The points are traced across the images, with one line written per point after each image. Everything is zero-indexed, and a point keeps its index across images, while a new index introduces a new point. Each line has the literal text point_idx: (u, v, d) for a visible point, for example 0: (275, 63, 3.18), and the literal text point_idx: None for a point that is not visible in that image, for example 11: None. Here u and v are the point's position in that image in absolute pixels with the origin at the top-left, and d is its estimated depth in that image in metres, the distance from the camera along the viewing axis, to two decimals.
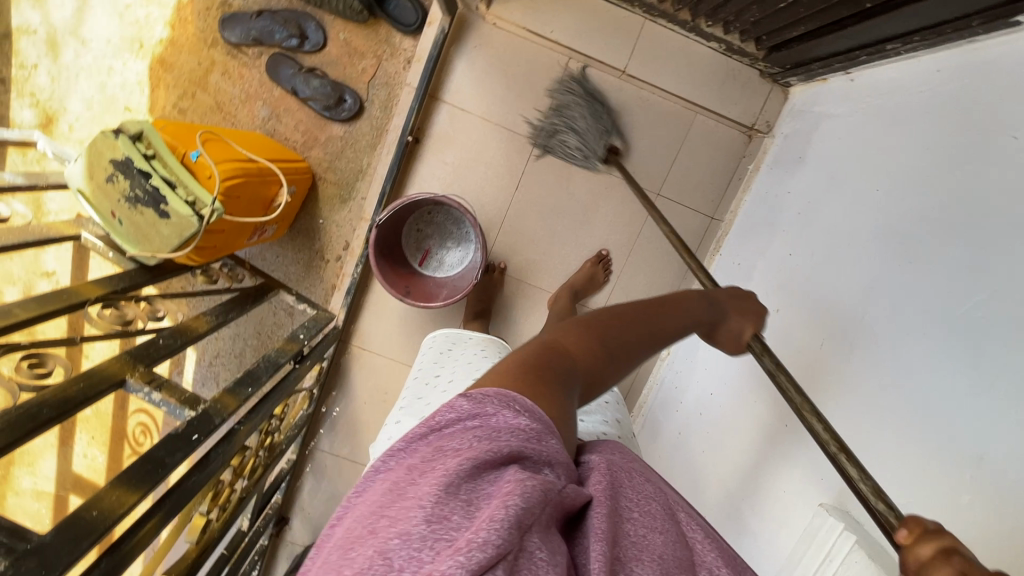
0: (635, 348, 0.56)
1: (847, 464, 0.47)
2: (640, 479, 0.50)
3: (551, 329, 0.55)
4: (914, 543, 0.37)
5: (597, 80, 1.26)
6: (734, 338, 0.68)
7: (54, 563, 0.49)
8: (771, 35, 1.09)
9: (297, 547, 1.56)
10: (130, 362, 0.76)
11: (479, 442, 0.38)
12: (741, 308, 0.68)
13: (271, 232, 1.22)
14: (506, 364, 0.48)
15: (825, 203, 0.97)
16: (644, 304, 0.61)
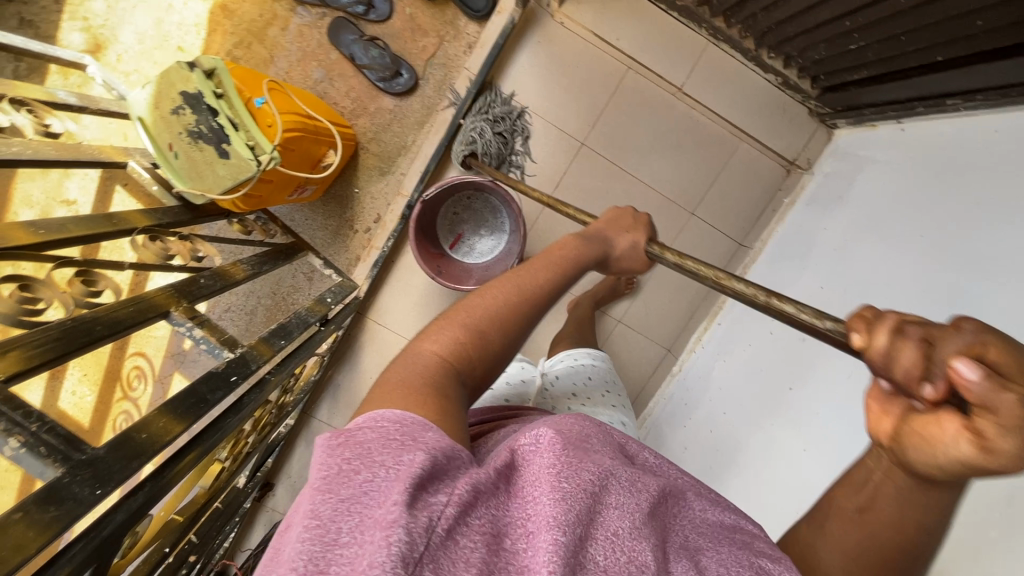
0: (511, 318, 0.58)
1: (809, 318, 0.52)
2: (595, 444, 0.45)
3: (415, 339, 0.56)
4: (872, 338, 0.39)
5: (651, 93, 1.28)
6: (631, 250, 0.75)
7: (107, 477, 0.48)
8: (830, 75, 1.12)
9: (277, 515, 1.53)
10: (175, 296, 0.74)
11: (348, 471, 0.36)
12: (621, 230, 0.76)
13: (309, 192, 1.21)
14: (376, 390, 0.49)
15: (863, 242, 1.00)
16: (508, 279, 0.62)
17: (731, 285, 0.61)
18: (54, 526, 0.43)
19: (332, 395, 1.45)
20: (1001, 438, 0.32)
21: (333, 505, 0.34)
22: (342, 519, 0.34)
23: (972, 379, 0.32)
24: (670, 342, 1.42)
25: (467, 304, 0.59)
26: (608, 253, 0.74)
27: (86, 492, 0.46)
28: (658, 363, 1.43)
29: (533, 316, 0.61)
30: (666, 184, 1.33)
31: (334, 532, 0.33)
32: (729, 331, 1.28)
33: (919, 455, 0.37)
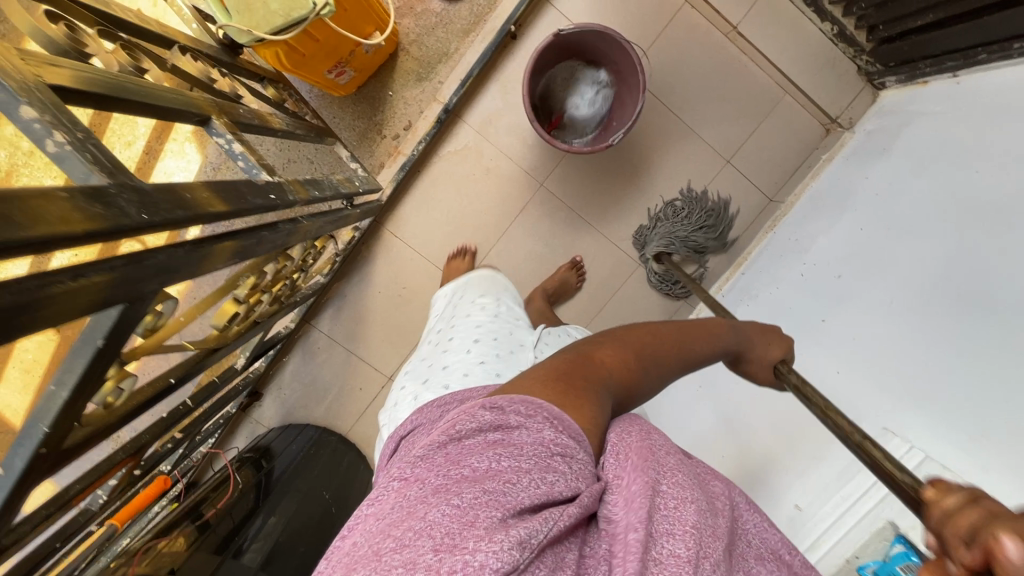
0: (666, 367, 0.63)
1: (893, 468, 0.51)
2: (663, 451, 0.48)
3: (585, 345, 0.59)
4: (944, 498, 0.40)
5: (704, 30, 1.27)
6: (763, 359, 0.78)
7: (155, 209, 0.43)
8: (890, 24, 1.12)
9: (260, 428, 1.47)
10: (215, 107, 0.69)
11: (500, 466, 0.40)
12: (768, 342, 0.79)
13: (347, 78, 1.16)
14: (541, 371, 0.51)
15: (908, 185, 0.98)
16: (675, 329, 0.68)
17: (834, 417, 0.61)
18: (102, 222, 0.37)
19: (336, 306, 1.40)
20: None
21: (479, 488, 0.38)
22: (477, 510, 0.36)
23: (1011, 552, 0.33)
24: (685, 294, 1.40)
25: (627, 333, 0.63)
26: (749, 350, 0.77)
27: (134, 212, 0.41)
28: (671, 312, 1.40)
29: (673, 375, 0.65)
30: (706, 127, 1.32)
31: (471, 516, 0.36)
32: (753, 278, 1.26)
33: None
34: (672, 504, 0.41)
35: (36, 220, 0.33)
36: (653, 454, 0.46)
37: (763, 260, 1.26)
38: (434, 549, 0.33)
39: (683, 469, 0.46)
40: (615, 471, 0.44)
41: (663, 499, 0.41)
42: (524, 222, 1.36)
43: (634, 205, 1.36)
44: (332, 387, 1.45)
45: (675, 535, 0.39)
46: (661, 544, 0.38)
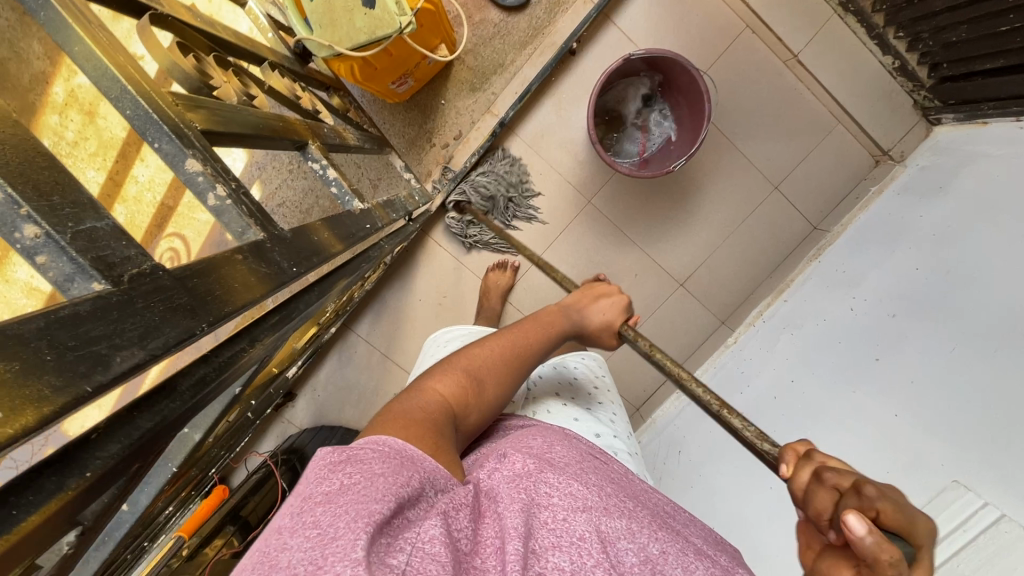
0: (505, 373, 0.65)
1: (754, 439, 0.59)
2: (560, 471, 0.53)
3: (419, 380, 0.61)
4: None
5: (762, 56, 1.28)
6: (602, 324, 0.81)
7: (299, 259, 0.55)
8: (955, 64, 1.12)
9: (291, 429, 1.45)
10: (312, 130, 0.72)
11: (358, 479, 0.39)
12: (597, 299, 0.83)
13: (406, 87, 1.16)
14: (381, 420, 0.52)
15: (969, 226, 0.97)
16: (506, 336, 0.69)
17: (692, 386, 0.67)
18: (266, 282, 0.50)
19: (375, 310, 1.40)
20: None
21: (335, 508, 0.36)
22: (339, 527, 0.35)
23: (860, 533, 0.41)
24: (726, 315, 1.43)
25: (461, 355, 0.65)
26: (583, 328, 0.80)
27: (285, 265, 0.53)
28: (710, 333, 1.44)
29: (522, 376, 0.68)
30: (757, 152, 1.33)
31: (330, 534, 0.34)
32: (796, 307, 1.25)
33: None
34: (560, 514, 0.47)
35: (227, 291, 0.45)
36: (539, 468, 0.52)
37: (808, 287, 1.26)
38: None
39: (578, 482, 0.52)
40: (498, 482, 0.49)
41: (547, 512, 0.47)
42: (569, 237, 1.36)
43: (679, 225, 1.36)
44: (367, 391, 1.45)
45: (558, 548, 0.44)
46: (543, 545, 0.44)
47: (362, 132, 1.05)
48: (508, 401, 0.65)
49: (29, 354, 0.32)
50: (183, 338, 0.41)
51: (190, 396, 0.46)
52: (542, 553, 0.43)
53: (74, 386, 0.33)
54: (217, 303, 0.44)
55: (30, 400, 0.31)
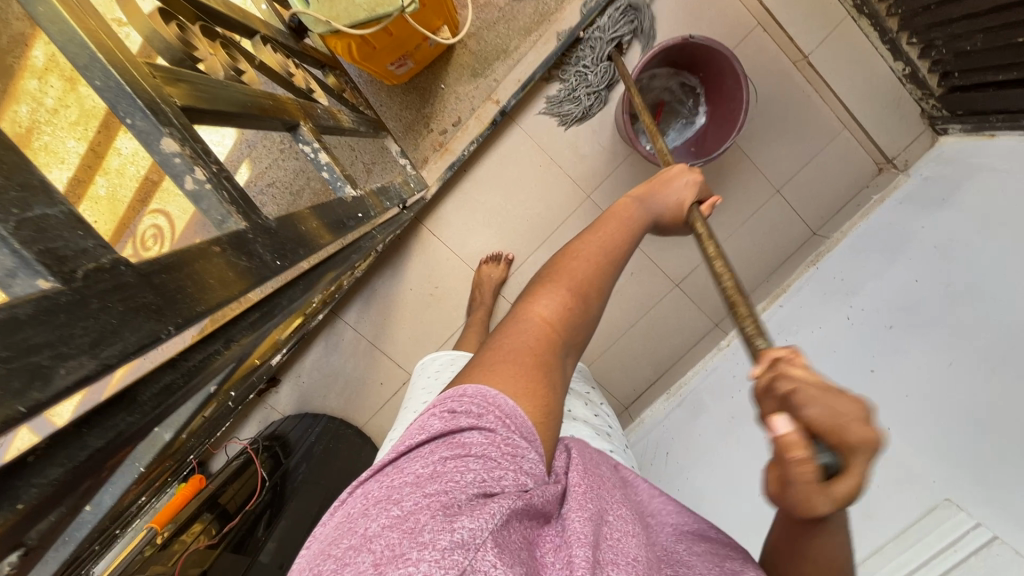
0: (607, 280, 0.63)
1: (792, 345, 0.51)
2: (612, 484, 0.53)
3: (521, 299, 0.61)
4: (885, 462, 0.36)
5: (772, 55, 1.25)
6: (678, 210, 0.74)
7: (280, 249, 0.55)
8: (966, 73, 1.10)
9: (274, 414, 1.43)
10: (305, 110, 0.69)
11: (453, 466, 0.41)
12: (681, 177, 0.75)
13: (404, 69, 1.12)
14: (487, 358, 0.52)
15: (970, 240, 0.96)
16: (593, 245, 0.65)
17: (746, 285, 0.59)
18: (246, 277, 0.49)
19: (364, 297, 1.36)
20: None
21: (421, 493, 0.39)
22: (418, 515, 0.37)
23: (780, 433, 0.37)
24: (719, 317, 1.43)
25: (553, 268, 0.63)
26: (664, 211, 0.74)
27: (268, 259, 0.53)
28: (704, 335, 1.44)
29: (619, 277, 0.66)
30: (761, 153, 1.31)
31: (412, 523, 0.37)
32: (791, 313, 1.24)
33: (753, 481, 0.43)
34: (619, 533, 0.46)
35: (200, 288, 0.44)
36: (602, 481, 0.51)
37: (804, 294, 1.25)
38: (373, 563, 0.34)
39: (627, 505, 0.51)
40: (572, 484, 0.48)
41: (610, 528, 0.46)
42: (565, 232, 1.33)
43: None
44: (353, 380, 1.42)
45: (617, 564, 0.43)
46: (608, 559, 0.43)
47: (358, 114, 1.01)
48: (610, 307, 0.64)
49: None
50: (144, 342, 0.39)
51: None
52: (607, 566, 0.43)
53: (4, 407, 0.31)
54: (188, 301, 0.43)
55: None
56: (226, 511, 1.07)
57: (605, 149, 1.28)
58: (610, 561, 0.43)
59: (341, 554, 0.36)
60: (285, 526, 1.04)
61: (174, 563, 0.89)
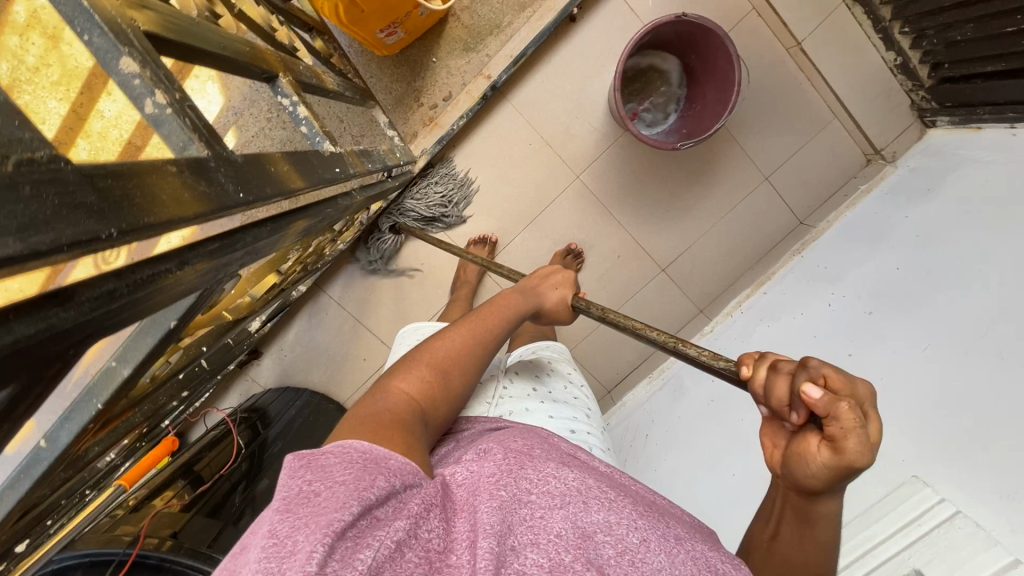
0: (472, 362, 0.64)
1: (710, 360, 0.54)
2: (539, 464, 0.52)
3: (382, 380, 0.60)
4: (754, 373, 0.49)
5: (766, 41, 1.25)
6: (558, 304, 0.79)
7: (246, 182, 0.48)
8: (956, 64, 1.10)
9: (255, 387, 1.42)
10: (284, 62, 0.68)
11: (321, 486, 0.38)
12: (552, 283, 0.80)
13: (395, 40, 1.11)
14: (343, 427, 0.51)
15: (952, 229, 0.96)
16: (466, 327, 0.67)
17: (647, 333, 0.63)
18: (205, 202, 0.42)
19: (349, 272, 1.35)
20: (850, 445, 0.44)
21: (298, 516, 0.36)
22: (297, 536, 0.34)
23: (816, 399, 0.43)
24: (704, 304, 1.41)
25: (420, 347, 0.64)
26: (540, 304, 0.78)
27: (229, 188, 0.45)
28: (688, 321, 1.42)
29: (487, 360, 0.67)
30: (751, 140, 1.31)
31: (289, 546, 0.34)
32: (775, 299, 1.24)
33: (797, 470, 0.48)
34: (539, 512, 0.45)
35: (150, 199, 0.36)
36: (518, 463, 0.50)
37: (787, 281, 1.25)
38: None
39: (556, 476, 0.50)
40: (477, 477, 0.48)
41: (527, 510, 0.45)
42: (553, 211, 1.32)
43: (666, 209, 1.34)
44: (336, 355, 1.41)
45: (534, 545, 0.42)
46: (522, 543, 0.42)
47: (346, 81, 0.99)
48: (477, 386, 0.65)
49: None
50: (81, 239, 0.31)
51: (89, 313, 0.35)
52: (522, 550, 0.42)
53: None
54: (135, 210, 0.35)
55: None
56: (200, 476, 1.08)
57: (596, 130, 1.28)
58: (526, 544, 0.42)
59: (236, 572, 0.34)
60: (263, 491, 1.04)
61: (143, 523, 0.87)
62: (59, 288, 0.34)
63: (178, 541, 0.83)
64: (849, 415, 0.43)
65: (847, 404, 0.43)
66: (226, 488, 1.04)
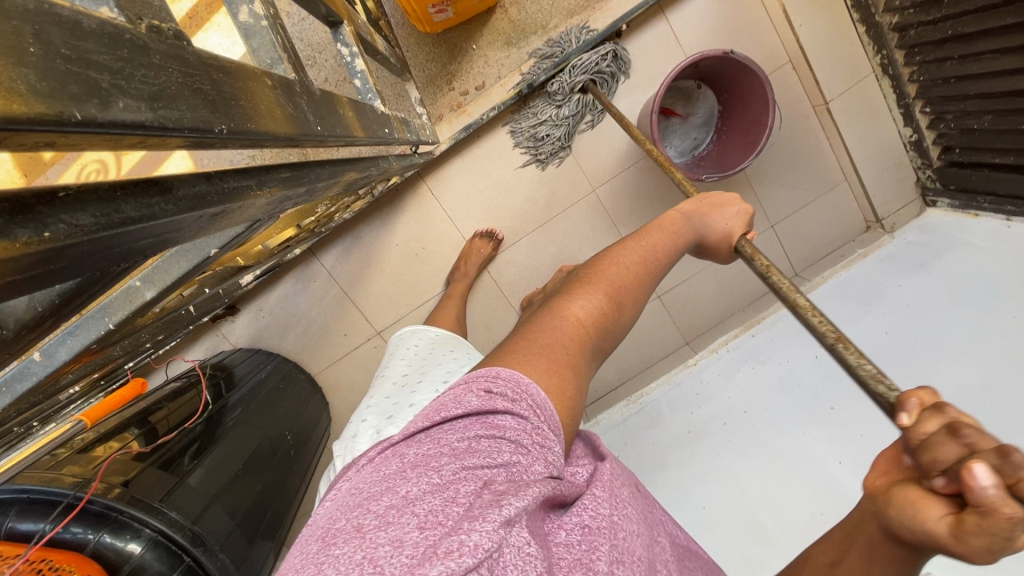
0: (640, 291, 0.64)
1: (869, 378, 0.45)
2: (603, 488, 0.50)
3: (560, 297, 0.61)
4: (919, 424, 0.39)
5: (795, 95, 1.29)
6: (726, 232, 0.73)
7: (320, 118, 0.56)
8: (966, 151, 1.16)
9: (224, 344, 1.36)
10: (344, 11, 0.74)
11: (489, 446, 0.40)
12: (718, 210, 0.74)
13: (442, 17, 1.11)
14: (519, 345, 0.53)
15: (943, 305, 1.00)
16: (639, 253, 0.65)
17: (808, 313, 0.54)
18: (291, 122, 0.50)
19: (347, 242, 1.31)
20: (978, 536, 0.35)
21: (459, 465, 0.39)
22: (460, 486, 0.37)
23: (983, 486, 0.34)
24: (691, 337, 1.45)
25: (583, 276, 0.63)
26: (704, 236, 0.73)
27: (310, 120, 0.53)
28: (673, 351, 1.46)
29: (653, 288, 0.66)
30: (766, 185, 1.35)
31: (452, 492, 0.37)
32: None
33: (897, 516, 0.40)
34: (609, 538, 0.44)
35: (253, 107, 0.44)
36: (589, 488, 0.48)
37: None
38: (418, 526, 0.34)
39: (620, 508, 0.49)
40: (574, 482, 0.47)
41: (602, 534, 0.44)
42: (565, 221, 1.32)
43: None
44: (315, 325, 1.36)
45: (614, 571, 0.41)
46: (608, 560, 0.42)
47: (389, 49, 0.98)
48: (638, 319, 0.64)
49: (14, 32, 0.25)
50: (199, 125, 0.37)
51: (185, 209, 0.39)
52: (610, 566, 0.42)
53: (59, 102, 0.27)
54: (238, 113, 0.42)
55: (30, 88, 0.26)
56: (156, 429, 0.98)
57: (622, 149, 1.28)
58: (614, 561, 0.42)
59: (382, 511, 0.36)
60: (222, 452, 0.98)
61: (95, 466, 0.80)
62: (162, 179, 0.38)
63: (128, 490, 0.77)
64: (1012, 518, 0.33)
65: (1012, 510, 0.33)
66: (183, 444, 0.96)
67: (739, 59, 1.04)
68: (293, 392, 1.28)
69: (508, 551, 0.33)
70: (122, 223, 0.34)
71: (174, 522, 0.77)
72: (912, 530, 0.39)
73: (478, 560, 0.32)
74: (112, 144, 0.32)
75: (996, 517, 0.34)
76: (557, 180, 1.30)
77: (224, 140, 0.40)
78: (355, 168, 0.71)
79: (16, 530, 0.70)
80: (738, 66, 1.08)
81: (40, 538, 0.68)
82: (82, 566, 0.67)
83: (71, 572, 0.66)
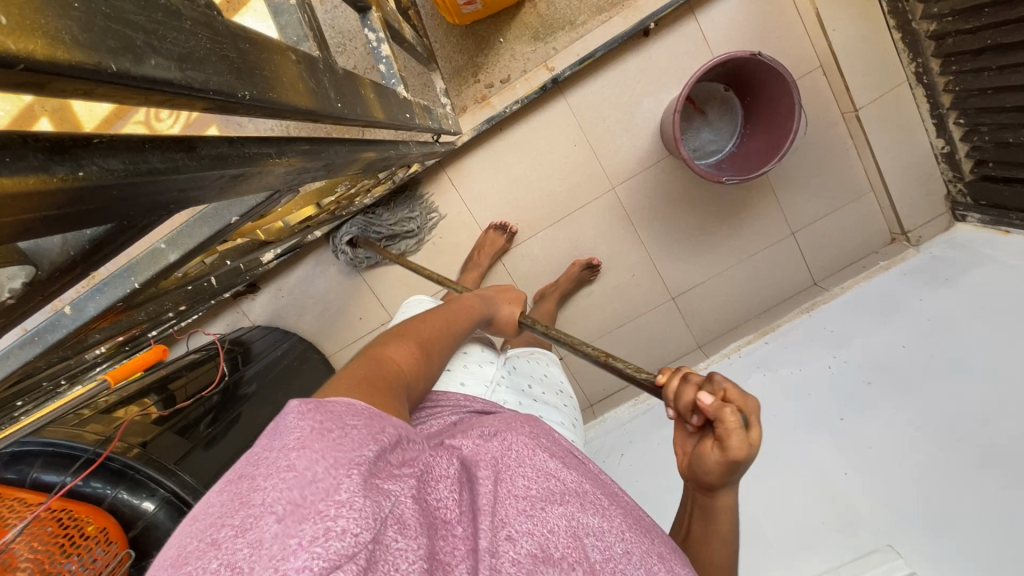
0: (444, 345, 0.71)
1: (636, 373, 0.65)
2: (531, 455, 0.50)
3: (375, 345, 0.63)
4: (670, 382, 0.59)
5: (823, 101, 1.27)
6: (510, 315, 0.89)
7: (344, 98, 0.58)
8: (1000, 165, 1.13)
9: (243, 321, 1.40)
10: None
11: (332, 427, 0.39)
12: (506, 299, 0.90)
13: (470, 8, 1.12)
14: (334, 382, 0.52)
15: (964, 320, 0.97)
16: (436, 316, 0.74)
17: (582, 349, 0.75)
18: (313, 98, 0.52)
19: None
20: (735, 442, 0.54)
21: (319, 454, 0.36)
22: (321, 465, 0.35)
23: (707, 402, 0.55)
24: (703, 340, 1.43)
25: (399, 328, 0.69)
26: (493, 313, 0.87)
27: (332, 98, 0.55)
28: (683, 354, 1.44)
29: (455, 345, 0.75)
30: (788, 191, 1.33)
31: (317, 479, 0.35)
32: (776, 351, 1.22)
33: (695, 461, 0.58)
34: (535, 505, 0.45)
35: (275, 81, 0.46)
36: (518, 456, 0.49)
37: (792, 334, 1.24)
38: (278, 520, 0.32)
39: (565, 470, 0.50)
40: (482, 457, 0.48)
41: (516, 504, 0.44)
42: (581, 217, 1.33)
43: (687, 241, 1.35)
44: (332, 308, 1.40)
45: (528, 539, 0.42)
46: (517, 531, 0.42)
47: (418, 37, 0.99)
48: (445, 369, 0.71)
49: None
50: (224, 90, 0.39)
51: (207, 165, 0.42)
52: (516, 540, 0.42)
53: (98, 54, 0.29)
54: (260, 85, 0.44)
55: (74, 39, 0.28)
56: (174, 396, 1.02)
57: (643, 148, 1.28)
58: (522, 533, 0.42)
59: (241, 520, 0.33)
60: (234, 423, 1.01)
61: (116, 425, 0.84)
62: (186, 138, 0.41)
63: (146, 450, 0.80)
64: (734, 419, 0.53)
65: (731, 412, 0.53)
66: (199, 412, 0.99)
67: (766, 59, 1.02)
68: (308, 371, 1.31)
69: (377, 546, 0.33)
70: (150, 172, 0.37)
71: (186, 484, 0.79)
72: (703, 470, 0.57)
73: (349, 546, 0.32)
74: (140, 97, 0.34)
75: (729, 423, 0.53)
76: (574, 176, 1.30)
77: (246, 104, 0.42)
78: (375, 151, 0.72)
79: (40, 480, 0.74)
80: (766, 66, 1.05)
81: (62, 487, 0.72)
82: (98, 518, 0.72)
83: (88, 523, 0.71)
